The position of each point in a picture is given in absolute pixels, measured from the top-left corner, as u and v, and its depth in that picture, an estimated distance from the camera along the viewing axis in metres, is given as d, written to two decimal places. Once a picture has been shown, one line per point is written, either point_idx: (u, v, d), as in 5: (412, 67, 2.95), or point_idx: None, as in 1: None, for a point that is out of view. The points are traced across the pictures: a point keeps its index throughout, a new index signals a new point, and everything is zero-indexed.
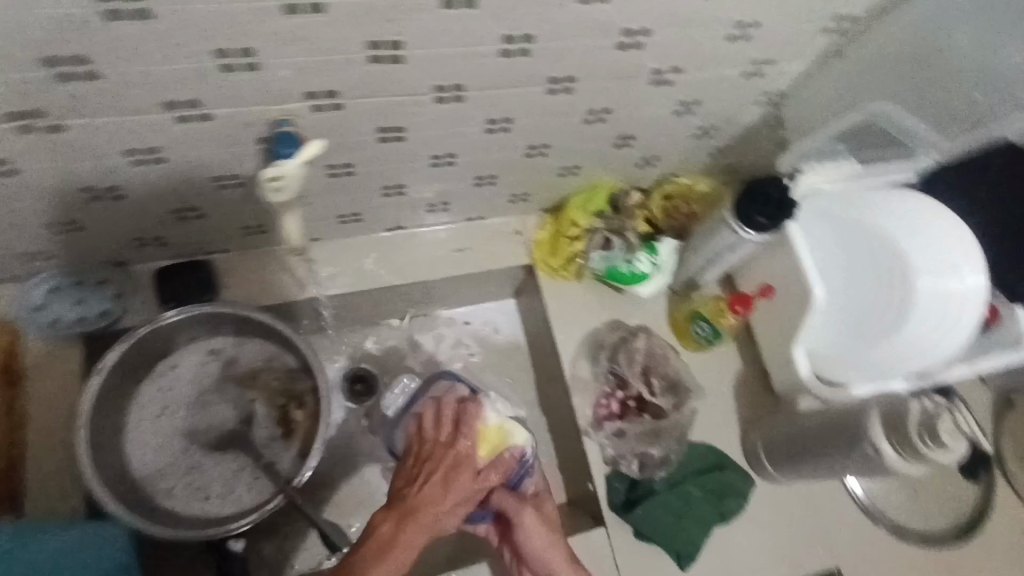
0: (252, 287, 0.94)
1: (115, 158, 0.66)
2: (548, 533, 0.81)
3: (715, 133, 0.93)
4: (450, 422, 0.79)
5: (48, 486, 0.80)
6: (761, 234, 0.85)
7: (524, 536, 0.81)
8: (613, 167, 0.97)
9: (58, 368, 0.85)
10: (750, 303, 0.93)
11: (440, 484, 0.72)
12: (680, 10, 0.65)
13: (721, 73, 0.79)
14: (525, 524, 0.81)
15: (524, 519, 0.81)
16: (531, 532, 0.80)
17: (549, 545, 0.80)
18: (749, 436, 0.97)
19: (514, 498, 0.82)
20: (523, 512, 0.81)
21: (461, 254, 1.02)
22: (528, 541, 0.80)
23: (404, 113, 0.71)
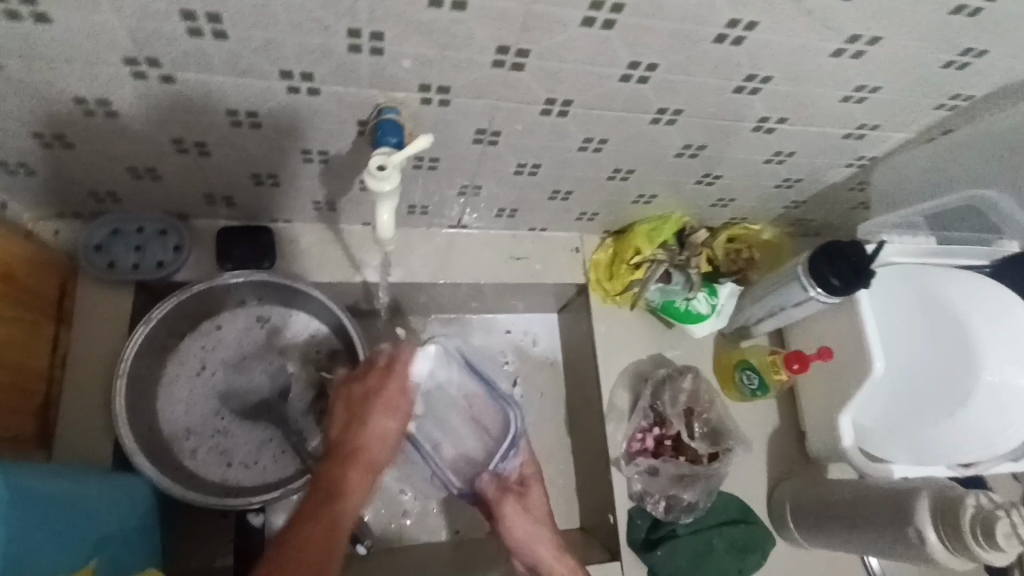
0: (310, 259, 0.93)
1: (214, 115, 0.67)
2: (528, 523, 0.82)
3: (796, 186, 0.93)
4: (375, 367, 0.76)
5: (81, 425, 0.80)
6: (831, 296, 0.84)
7: (506, 522, 0.82)
8: (688, 201, 0.96)
9: (109, 313, 0.84)
10: (807, 362, 0.88)
11: (366, 418, 0.70)
12: (806, 65, 0.64)
13: (822, 130, 0.78)
14: (508, 514, 0.82)
15: (507, 509, 0.82)
16: (513, 519, 0.82)
17: (534, 534, 0.81)
18: (776, 495, 0.96)
19: (497, 484, 0.84)
20: (504, 503, 0.82)
21: (518, 262, 1.01)
22: (512, 533, 0.82)
23: (507, 118, 0.71)
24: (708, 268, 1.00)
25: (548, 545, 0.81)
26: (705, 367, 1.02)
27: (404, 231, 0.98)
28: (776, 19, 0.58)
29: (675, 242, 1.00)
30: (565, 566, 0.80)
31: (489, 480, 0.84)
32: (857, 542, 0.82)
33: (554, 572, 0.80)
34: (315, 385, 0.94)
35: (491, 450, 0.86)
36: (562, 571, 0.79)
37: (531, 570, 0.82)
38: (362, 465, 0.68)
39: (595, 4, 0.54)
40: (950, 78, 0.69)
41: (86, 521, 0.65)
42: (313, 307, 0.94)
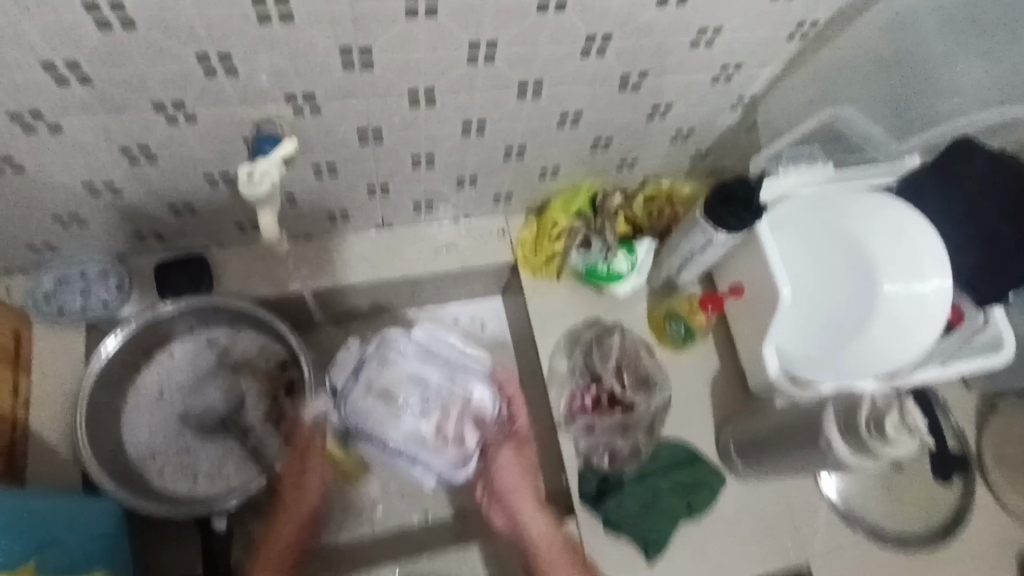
0: (246, 277, 0.99)
1: (111, 154, 0.73)
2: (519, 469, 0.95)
3: (692, 136, 0.96)
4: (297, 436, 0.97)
5: (49, 459, 0.86)
6: (732, 234, 0.88)
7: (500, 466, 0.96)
8: (594, 168, 1.00)
9: (65, 354, 0.91)
10: (720, 301, 0.97)
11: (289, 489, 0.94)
12: (636, 19, 0.68)
13: (689, 78, 0.81)
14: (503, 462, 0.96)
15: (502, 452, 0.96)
16: (506, 471, 0.95)
17: (517, 483, 0.94)
18: (723, 435, 0.99)
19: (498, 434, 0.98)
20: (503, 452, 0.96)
21: (448, 252, 1.07)
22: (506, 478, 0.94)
23: (382, 114, 0.75)
24: (628, 229, 1.04)
25: (531, 502, 0.92)
26: (640, 325, 1.04)
27: (332, 239, 1.03)
28: None
29: (591, 209, 1.04)
30: (541, 519, 0.91)
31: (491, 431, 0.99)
32: (789, 464, 0.86)
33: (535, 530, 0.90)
34: (269, 394, 1.00)
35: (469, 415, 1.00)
36: (541, 529, 0.90)
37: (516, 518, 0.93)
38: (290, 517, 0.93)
39: None
40: (786, 8, 0.72)
41: (23, 530, 0.68)
42: (255, 323, 0.99)
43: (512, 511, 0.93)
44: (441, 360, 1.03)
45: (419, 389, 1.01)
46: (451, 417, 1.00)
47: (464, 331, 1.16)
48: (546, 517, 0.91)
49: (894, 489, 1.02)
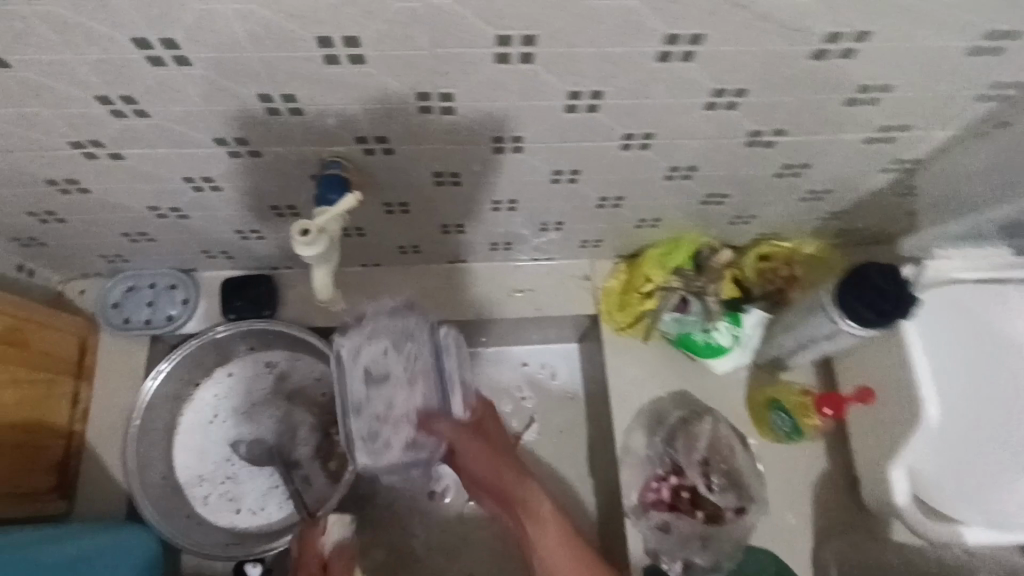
0: (311, 304, 0.94)
1: (174, 182, 0.68)
2: (491, 461, 0.80)
3: (825, 198, 0.80)
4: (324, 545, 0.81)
5: (99, 476, 0.85)
6: (868, 329, 0.71)
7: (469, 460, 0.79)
8: (701, 221, 0.86)
9: (127, 367, 0.90)
10: (842, 407, 0.76)
11: None
12: (781, 74, 0.54)
13: (837, 139, 0.66)
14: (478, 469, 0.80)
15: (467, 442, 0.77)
16: (477, 459, 0.79)
17: (500, 471, 0.81)
18: (822, 552, 0.84)
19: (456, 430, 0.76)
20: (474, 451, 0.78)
21: (522, 295, 0.97)
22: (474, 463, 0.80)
23: (461, 159, 0.66)
24: (734, 293, 0.89)
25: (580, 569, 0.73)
26: (733, 407, 0.90)
27: (401, 271, 0.96)
28: (724, 28, 0.48)
29: (692, 266, 0.91)
30: (544, 502, 0.79)
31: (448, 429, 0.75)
32: None
33: (530, 503, 0.79)
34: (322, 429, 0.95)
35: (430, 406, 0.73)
36: (542, 511, 0.78)
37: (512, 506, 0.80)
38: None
39: (503, 40, 0.48)
40: (986, 66, 0.55)
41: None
42: (315, 352, 0.94)
43: (510, 498, 0.80)
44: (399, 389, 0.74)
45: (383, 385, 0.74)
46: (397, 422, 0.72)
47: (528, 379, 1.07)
48: (551, 505, 0.78)
49: None
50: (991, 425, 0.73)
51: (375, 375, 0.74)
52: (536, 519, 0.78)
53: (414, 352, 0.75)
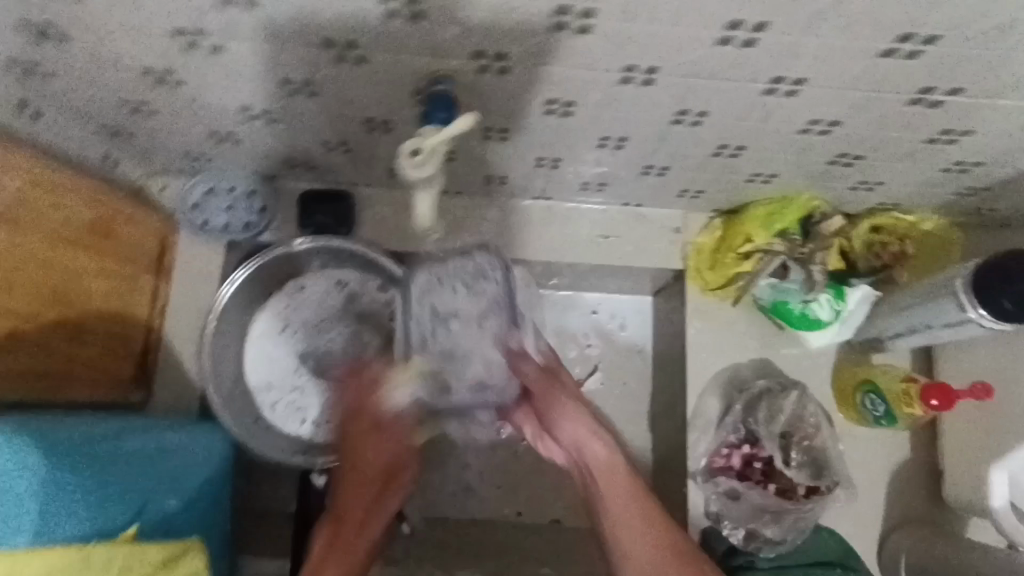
0: (388, 226, 0.91)
1: (271, 83, 0.64)
2: (566, 405, 0.69)
3: (971, 171, 0.71)
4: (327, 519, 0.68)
5: (176, 372, 0.87)
6: (1001, 322, 0.65)
7: (544, 403, 0.69)
8: (820, 182, 0.78)
9: (206, 270, 0.90)
10: (948, 399, 0.71)
11: None
12: (985, 20, 0.46)
13: (1017, 105, 0.57)
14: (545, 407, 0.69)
15: (544, 386, 0.69)
16: (551, 403, 0.69)
17: (573, 415, 0.69)
18: (892, 541, 0.81)
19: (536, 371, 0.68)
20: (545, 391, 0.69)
21: (605, 241, 0.92)
22: (551, 411, 0.69)
23: (582, 88, 0.60)
24: (841, 264, 0.83)
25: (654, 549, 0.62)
26: (820, 387, 0.86)
27: (483, 202, 0.92)
28: None
29: (799, 230, 0.84)
30: (602, 443, 0.68)
31: (530, 370, 0.68)
32: None
33: (590, 448, 0.68)
34: None
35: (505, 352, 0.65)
36: (607, 460, 0.68)
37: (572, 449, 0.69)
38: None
39: None
40: None
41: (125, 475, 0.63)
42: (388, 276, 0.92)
43: (569, 438, 0.69)
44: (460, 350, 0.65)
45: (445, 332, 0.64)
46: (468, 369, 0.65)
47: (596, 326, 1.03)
48: (606, 445, 0.68)
49: None
50: None
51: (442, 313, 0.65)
52: (600, 468, 0.67)
53: (484, 288, 0.65)
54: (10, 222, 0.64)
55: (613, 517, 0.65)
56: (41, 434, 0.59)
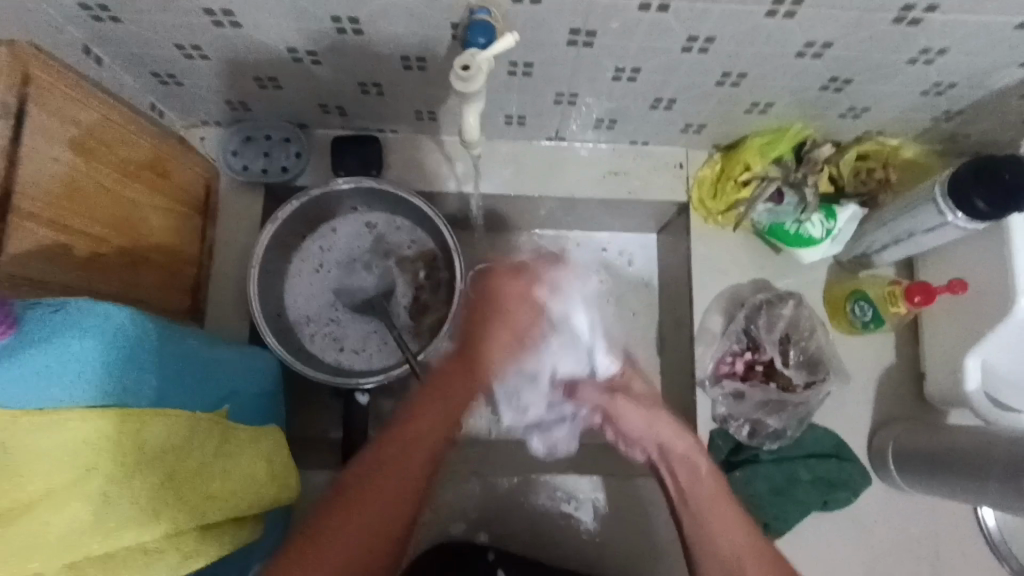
0: (414, 168, 0.98)
1: (321, 21, 0.71)
2: (645, 411, 0.72)
3: (947, 93, 0.80)
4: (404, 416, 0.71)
5: (223, 306, 0.94)
6: (973, 220, 0.74)
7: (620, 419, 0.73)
8: (811, 111, 0.86)
9: (245, 212, 0.97)
10: (931, 296, 0.81)
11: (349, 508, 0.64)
12: None
13: (986, 20, 0.65)
14: (622, 410, 0.73)
15: (621, 403, 0.73)
16: (630, 413, 0.72)
17: (649, 420, 0.72)
18: (879, 435, 0.90)
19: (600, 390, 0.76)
20: (613, 399, 0.74)
21: (615, 176, 0.99)
22: (628, 422, 0.73)
23: (605, 15, 0.67)
24: (829, 188, 0.91)
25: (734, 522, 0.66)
26: (814, 297, 0.94)
27: (502, 144, 0.99)
28: None
29: (793, 157, 0.91)
30: (685, 449, 0.70)
31: (594, 391, 0.76)
32: (963, 488, 0.77)
33: (673, 447, 0.70)
34: (417, 288, 1.01)
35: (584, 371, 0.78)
36: (694, 466, 0.69)
37: (654, 451, 0.72)
38: (368, 501, 0.65)
39: None
40: None
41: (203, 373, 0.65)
42: (414, 215, 0.99)
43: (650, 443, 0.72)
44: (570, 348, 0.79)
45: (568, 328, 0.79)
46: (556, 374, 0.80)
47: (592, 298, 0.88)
48: (690, 449, 0.70)
49: None
50: None
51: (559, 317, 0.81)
52: (685, 468, 0.69)
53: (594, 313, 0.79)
54: (89, 152, 0.70)
55: (703, 513, 0.66)
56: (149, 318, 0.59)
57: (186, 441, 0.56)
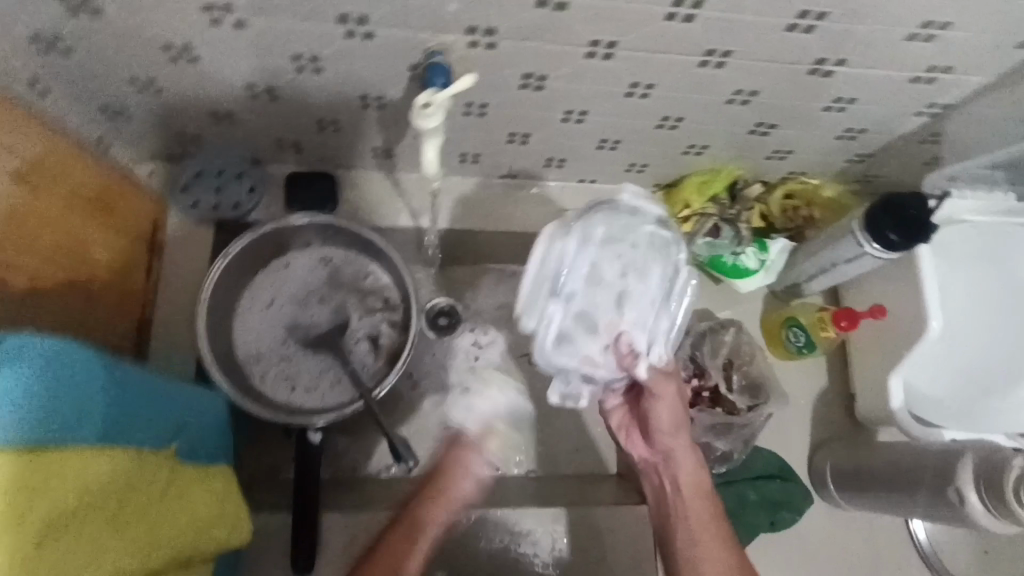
0: (369, 204, 1.00)
1: (281, 58, 0.73)
2: (675, 415, 0.77)
3: (858, 137, 0.88)
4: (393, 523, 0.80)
5: (169, 343, 0.91)
6: (888, 251, 0.81)
7: (652, 407, 0.77)
8: (742, 154, 0.93)
9: (195, 248, 0.95)
10: (856, 319, 0.89)
11: None
12: (860, 2, 0.63)
13: (885, 74, 0.74)
14: (653, 409, 0.77)
15: (666, 391, 0.76)
16: (662, 408, 0.76)
17: (675, 426, 0.77)
18: (818, 455, 0.96)
19: (658, 372, 0.75)
20: (664, 387, 0.75)
21: (567, 213, 1.03)
22: (657, 417, 0.77)
23: (553, 61, 0.72)
24: (761, 224, 0.99)
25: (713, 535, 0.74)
26: (753, 325, 1.01)
27: (457, 180, 1.02)
28: None
29: (727, 195, 0.99)
30: (690, 460, 0.78)
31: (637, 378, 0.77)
32: (894, 502, 0.82)
33: (682, 462, 0.78)
34: (373, 323, 1.01)
35: (648, 334, 0.75)
36: (695, 478, 0.77)
37: (664, 455, 0.79)
38: None
39: None
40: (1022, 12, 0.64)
41: (147, 411, 0.64)
42: (370, 249, 1.00)
43: (662, 445, 0.79)
44: (629, 253, 0.74)
45: (614, 258, 0.74)
46: (619, 338, 0.75)
47: (670, 273, 0.75)
48: (696, 461, 0.78)
49: (992, 549, 0.93)
50: (982, 349, 0.87)
51: (594, 276, 0.74)
52: (686, 482, 0.77)
53: (667, 274, 0.75)
54: (30, 183, 0.68)
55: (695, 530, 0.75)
56: (88, 355, 0.58)
57: (132, 481, 0.57)
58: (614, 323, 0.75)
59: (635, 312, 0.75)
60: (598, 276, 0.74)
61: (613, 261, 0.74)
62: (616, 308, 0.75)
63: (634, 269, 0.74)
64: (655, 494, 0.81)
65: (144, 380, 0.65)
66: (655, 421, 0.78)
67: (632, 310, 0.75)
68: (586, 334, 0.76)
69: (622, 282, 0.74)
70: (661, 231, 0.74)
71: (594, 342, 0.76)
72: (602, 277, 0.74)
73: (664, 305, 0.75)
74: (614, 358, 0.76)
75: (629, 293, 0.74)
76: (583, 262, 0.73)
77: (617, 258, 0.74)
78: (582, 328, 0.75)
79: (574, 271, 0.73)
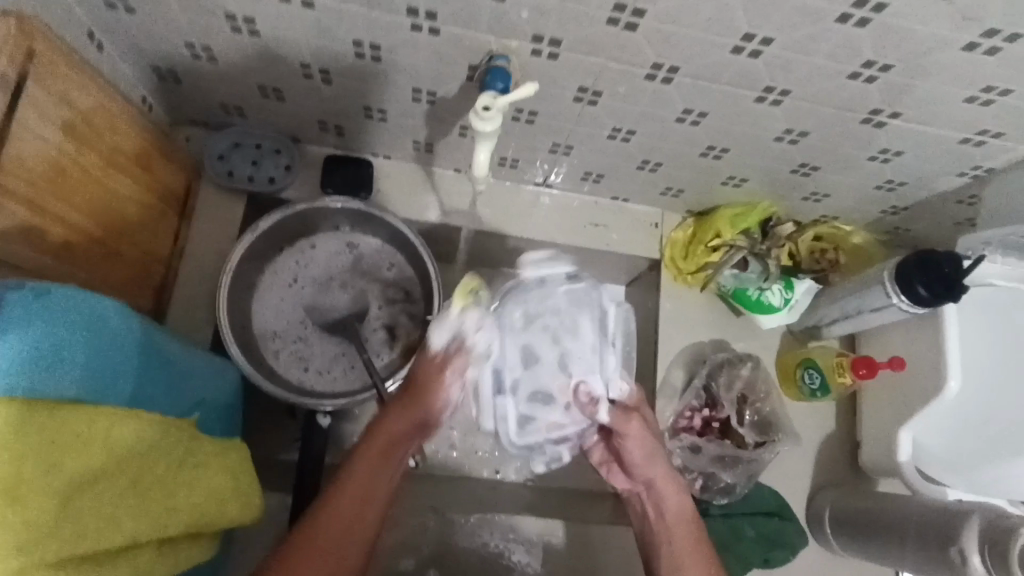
0: (402, 196, 1.00)
1: (342, 42, 0.73)
2: (646, 444, 0.76)
3: (897, 190, 0.89)
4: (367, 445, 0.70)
5: (187, 310, 0.91)
6: (916, 305, 0.81)
7: (622, 445, 0.77)
8: (779, 191, 0.94)
9: (224, 217, 0.95)
10: (873, 368, 0.88)
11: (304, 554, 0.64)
12: (925, 59, 0.63)
13: (936, 132, 0.75)
14: (626, 440, 0.76)
15: (631, 427, 0.75)
16: (630, 442, 0.76)
17: (648, 456, 0.76)
18: (818, 498, 0.96)
19: (619, 410, 0.75)
20: (630, 423, 0.75)
21: (596, 228, 1.03)
22: (628, 451, 0.77)
23: (611, 78, 0.72)
24: (789, 262, 0.98)
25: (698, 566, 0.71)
26: (768, 362, 1.01)
27: (491, 182, 1.02)
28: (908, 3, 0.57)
29: (759, 231, 0.98)
30: (673, 486, 0.76)
31: (610, 410, 0.75)
32: (893, 555, 0.82)
33: (664, 491, 0.76)
34: (391, 314, 1.01)
35: (602, 377, 0.75)
36: (678, 505, 0.75)
37: (644, 485, 0.78)
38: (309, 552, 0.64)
39: None
40: None
41: (162, 377, 0.64)
42: (397, 241, 0.99)
43: (642, 475, 0.77)
44: (561, 311, 0.76)
45: (539, 329, 0.75)
46: (574, 393, 0.75)
47: (599, 319, 0.77)
48: (677, 486, 0.76)
49: None
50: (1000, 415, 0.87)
51: (529, 355, 0.75)
52: (665, 511, 0.76)
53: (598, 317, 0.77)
54: (78, 136, 0.68)
55: (677, 556, 0.72)
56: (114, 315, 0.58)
57: (151, 449, 0.56)
58: (562, 378, 0.75)
59: (581, 367, 0.75)
60: (534, 355, 0.75)
61: (541, 337, 0.75)
62: (560, 368, 0.75)
63: (564, 331, 0.75)
64: (638, 527, 0.80)
65: (164, 345, 0.65)
66: (627, 453, 0.77)
67: (559, 377, 0.75)
68: (553, 404, 0.76)
69: (556, 347, 0.75)
70: (576, 284, 0.76)
71: (555, 409, 0.77)
72: (532, 351, 0.75)
73: (607, 346, 0.76)
74: (576, 416, 0.77)
75: (567, 348, 0.75)
76: (511, 350, 0.75)
77: (544, 330, 0.75)
78: (539, 403, 0.76)
79: (506, 363, 0.75)
